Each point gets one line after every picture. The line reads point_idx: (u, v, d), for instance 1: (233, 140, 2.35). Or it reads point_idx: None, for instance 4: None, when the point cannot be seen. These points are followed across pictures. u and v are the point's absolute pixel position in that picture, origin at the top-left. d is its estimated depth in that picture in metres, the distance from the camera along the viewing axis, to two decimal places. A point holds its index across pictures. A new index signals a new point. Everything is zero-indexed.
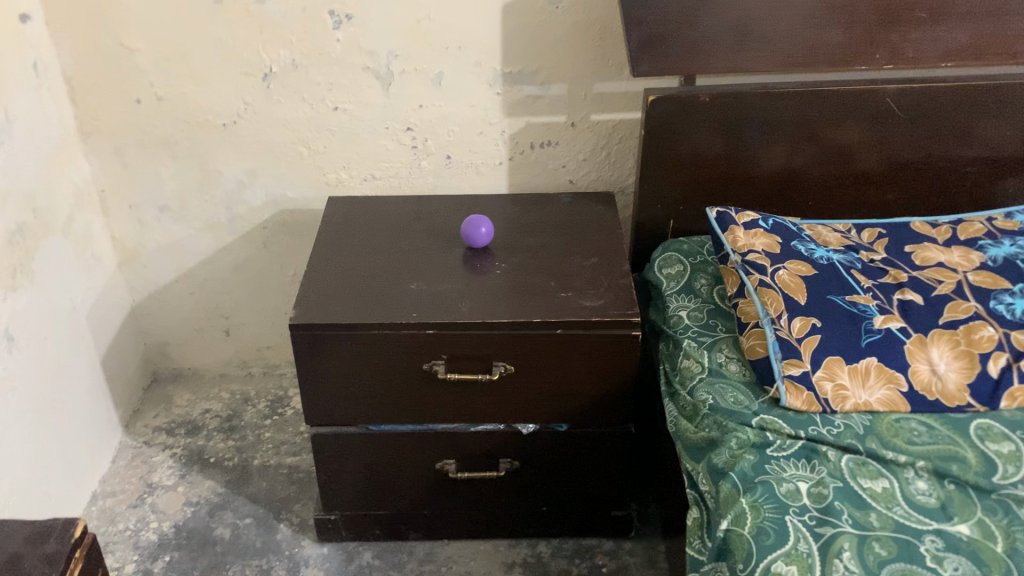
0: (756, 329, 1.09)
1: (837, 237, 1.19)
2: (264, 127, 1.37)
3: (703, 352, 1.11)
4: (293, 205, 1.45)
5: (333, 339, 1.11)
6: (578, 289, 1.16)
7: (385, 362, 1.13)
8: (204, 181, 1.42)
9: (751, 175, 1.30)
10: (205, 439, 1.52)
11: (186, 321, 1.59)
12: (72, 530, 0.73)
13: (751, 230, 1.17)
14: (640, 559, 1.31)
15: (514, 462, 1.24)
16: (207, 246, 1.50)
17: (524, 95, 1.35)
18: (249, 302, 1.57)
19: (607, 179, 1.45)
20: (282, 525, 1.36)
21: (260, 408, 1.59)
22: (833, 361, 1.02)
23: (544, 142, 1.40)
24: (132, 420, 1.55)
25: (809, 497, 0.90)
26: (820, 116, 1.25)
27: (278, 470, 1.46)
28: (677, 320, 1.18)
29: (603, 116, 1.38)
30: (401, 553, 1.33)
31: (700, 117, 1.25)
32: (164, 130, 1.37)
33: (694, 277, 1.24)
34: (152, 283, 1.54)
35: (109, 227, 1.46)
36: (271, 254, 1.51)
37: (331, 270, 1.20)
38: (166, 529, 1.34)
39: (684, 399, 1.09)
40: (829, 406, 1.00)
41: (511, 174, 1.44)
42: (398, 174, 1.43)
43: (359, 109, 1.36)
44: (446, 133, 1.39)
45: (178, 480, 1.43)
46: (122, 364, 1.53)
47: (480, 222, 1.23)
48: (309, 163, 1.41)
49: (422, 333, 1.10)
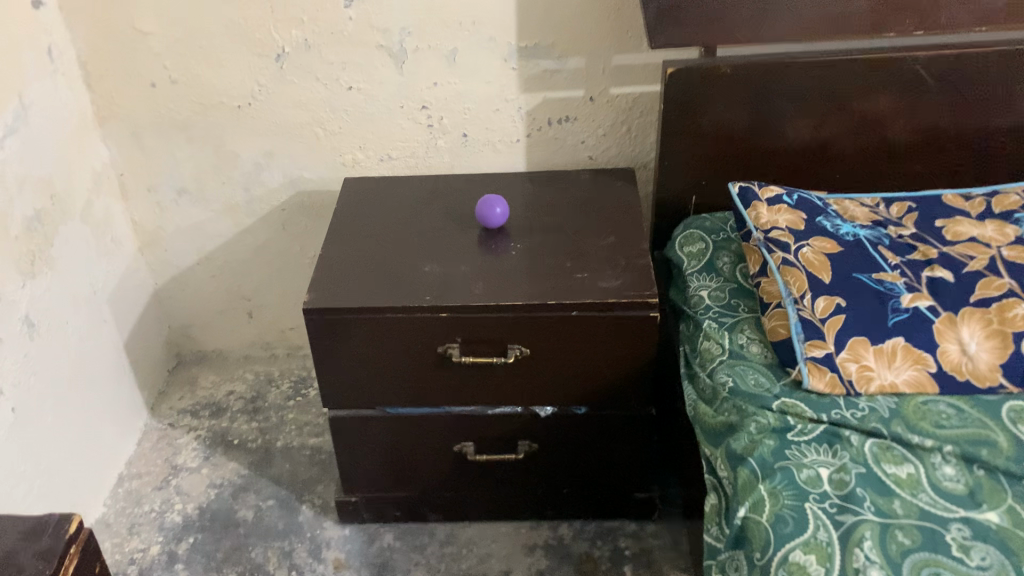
0: (778, 309, 1.05)
1: (864, 211, 1.15)
2: (279, 109, 1.36)
3: (724, 334, 1.08)
4: (311, 185, 1.44)
5: (347, 322, 1.10)
6: (594, 269, 1.13)
7: (399, 345, 1.12)
8: (221, 163, 1.41)
9: (776, 148, 1.26)
10: (229, 421, 1.53)
11: (209, 303, 1.59)
12: (66, 526, 0.73)
13: (775, 206, 1.14)
14: (664, 541, 1.30)
15: (533, 445, 1.23)
16: (227, 228, 1.49)
17: (540, 69, 1.32)
18: (269, 284, 1.57)
19: (628, 154, 1.42)
20: (304, 506, 1.37)
21: (284, 390, 1.59)
22: (858, 341, 0.99)
23: (562, 118, 1.37)
24: (158, 403, 1.56)
25: (829, 484, 0.87)
26: (847, 86, 1.20)
27: (301, 452, 1.46)
28: (698, 300, 1.14)
29: (623, 90, 1.34)
30: (422, 534, 1.32)
31: (722, 89, 1.21)
32: (180, 112, 1.36)
33: (716, 255, 1.20)
34: (173, 266, 1.54)
35: (129, 211, 1.46)
36: (290, 236, 1.50)
37: (346, 253, 1.19)
38: (190, 511, 1.35)
39: (703, 381, 1.06)
40: (853, 389, 0.97)
41: (530, 151, 1.41)
42: (414, 153, 1.41)
43: (373, 88, 1.34)
44: (462, 110, 1.36)
45: (202, 463, 1.44)
46: (146, 347, 1.54)
47: (495, 202, 1.21)
48: (324, 144, 1.40)
49: (436, 317, 1.09)
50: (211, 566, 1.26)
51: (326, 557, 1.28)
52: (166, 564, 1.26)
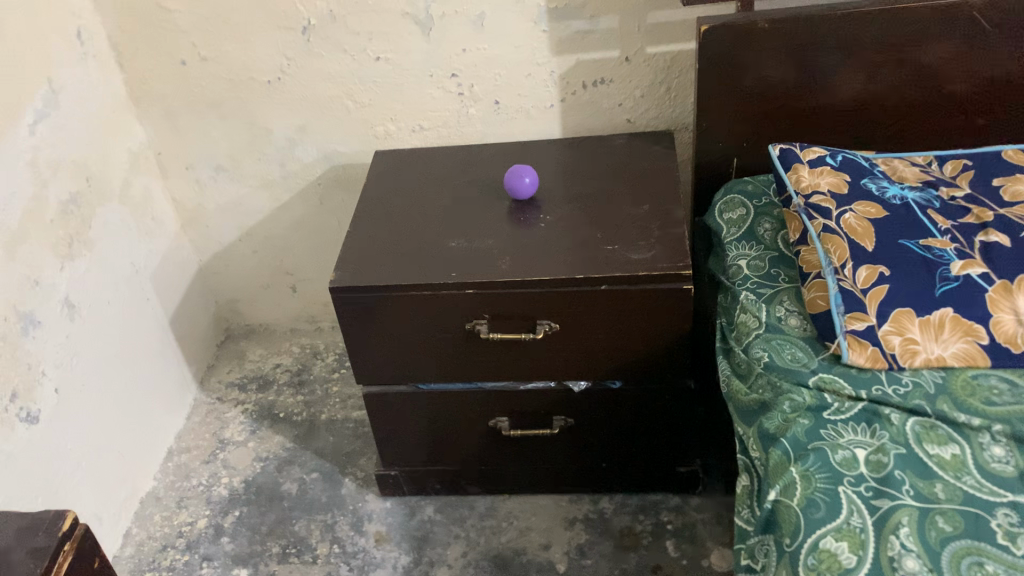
0: (817, 279, 0.99)
1: (915, 171, 1.08)
2: (309, 83, 1.34)
3: (761, 306, 1.03)
4: (345, 159, 1.43)
5: (372, 301, 1.09)
6: (626, 241, 1.10)
7: (427, 322, 1.11)
8: (255, 139, 1.41)
9: (822, 105, 1.20)
10: (275, 394, 1.54)
11: (253, 278, 1.60)
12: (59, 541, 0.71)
13: (817, 168, 1.08)
14: (708, 515, 1.26)
15: (568, 420, 1.21)
16: (266, 204, 1.49)
17: (571, 31, 1.27)
18: (311, 257, 1.57)
19: (667, 116, 1.36)
20: (347, 479, 1.37)
21: (329, 362, 1.59)
22: (902, 313, 0.93)
23: (596, 80, 1.32)
24: (207, 376, 1.59)
25: (866, 466, 0.83)
26: (895, 37, 1.12)
27: (345, 424, 1.47)
28: (736, 270, 1.09)
29: (659, 49, 1.29)
30: (462, 507, 1.32)
31: (761, 45, 1.14)
32: (210, 90, 1.36)
33: (757, 221, 1.15)
34: (215, 243, 1.55)
35: (169, 188, 1.47)
36: (327, 211, 1.50)
37: (375, 229, 1.17)
38: (237, 484, 1.38)
39: (738, 356, 1.01)
40: (896, 363, 0.92)
41: (565, 116, 1.37)
42: (446, 123, 1.38)
43: (401, 57, 1.31)
44: (492, 77, 1.33)
45: (248, 436, 1.46)
46: (193, 323, 1.56)
47: (523, 172, 1.18)
48: (356, 116, 1.38)
49: (462, 293, 1.08)
50: (256, 539, 1.29)
51: (368, 530, 1.29)
52: (213, 537, 1.29)
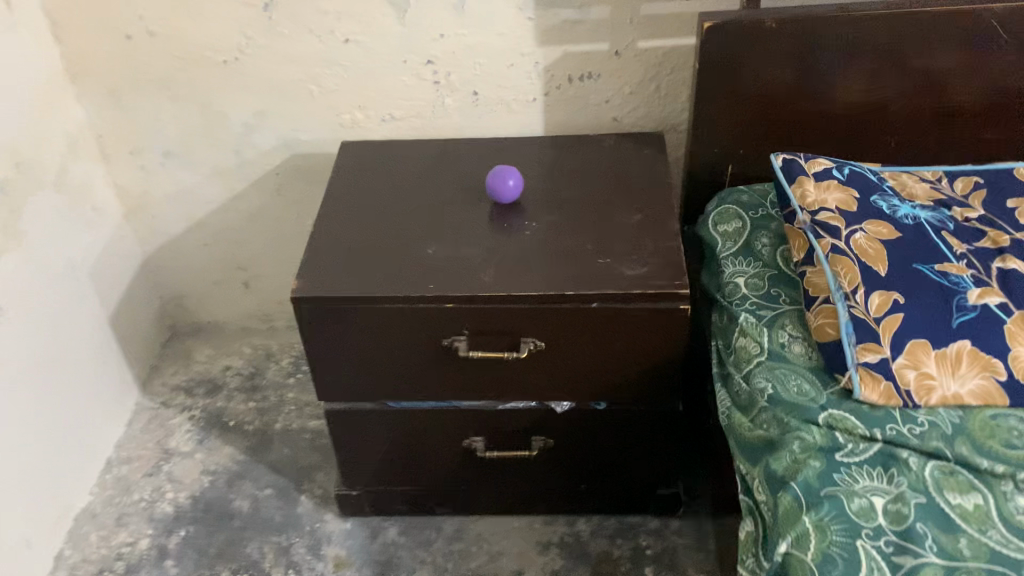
0: (825, 304, 0.92)
1: (924, 188, 1.02)
2: (270, 64, 1.23)
3: (762, 330, 0.95)
4: (307, 148, 1.31)
5: (341, 312, 1.00)
6: (619, 253, 1.02)
7: (401, 336, 1.02)
8: (208, 124, 1.29)
9: (824, 112, 1.12)
10: (225, 400, 1.43)
11: (203, 273, 1.47)
12: None
13: (823, 182, 1.00)
14: (689, 540, 1.20)
15: (548, 441, 1.12)
16: (218, 194, 1.37)
17: (560, 20, 1.18)
18: (266, 253, 1.45)
19: (656, 115, 1.28)
20: (303, 497, 1.27)
21: (283, 366, 1.48)
22: (917, 345, 0.87)
23: (584, 74, 1.23)
24: (150, 378, 1.46)
25: (885, 517, 0.76)
26: (907, 42, 1.06)
27: (301, 435, 1.36)
28: (733, 288, 1.02)
29: (651, 43, 1.20)
30: (429, 529, 1.23)
31: (765, 45, 1.06)
32: (159, 68, 1.23)
33: (754, 236, 1.07)
34: (162, 235, 1.42)
35: (111, 174, 1.34)
36: (286, 203, 1.38)
37: (343, 232, 1.07)
38: (183, 501, 1.27)
39: (738, 385, 0.93)
40: (911, 400, 0.85)
41: (548, 111, 1.27)
42: (419, 113, 1.28)
43: (373, 41, 1.20)
44: (472, 66, 1.23)
45: (196, 447, 1.35)
46: (136, 321, 1.44)
47: (507, 174, 1.09)
48: (321, 103, 1.27)
49: (441, 307, 0.99)
50: (203, 562, 1.18)
51: (326, 553, 1.20)
52: (156, 560, 1.19)
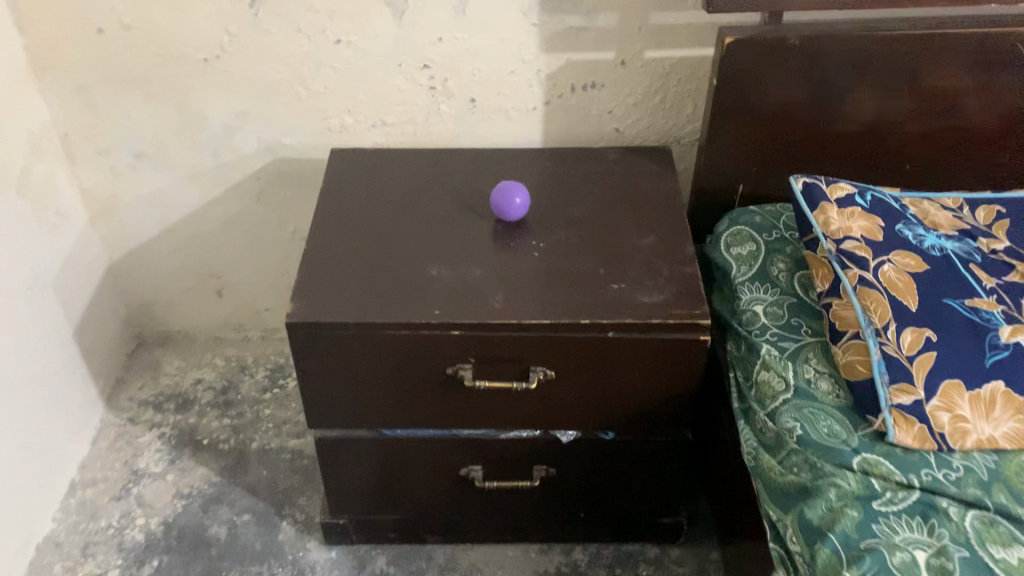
0: (854, 341, 0.88)
1: (947, 217, 0.98)
2: (254, 63, 1.14)
3: (786, 364, 0.91)
4: (291, 152, 1.24)
5: (339, 338, 0.93)
6: (633, 278, 0.97)
7: (402, 364, 0.96)
8: (185, 124, 1.20)
9: (841, 132, 1.08)
10: (196, 416, 1.34)
11: (173, 280, 1.38)
12: None
13: (846, 208, 0.96)
14: (690, 570, 1.16)
15: (550, 470, 1.07)
16: (193, 198, 1.28)
17: (565, 26, 1.12)
18: (242, 260, 1.36)
19: (660, 128, 1.23)
20: (285, 523, 1.20)
21: (259, 379, 1.40)
22: (951, 386, 0.84)
23: (587, 84, 1.17)
24: (115, 392, 1.37)
25: (928, 571, 0.73)
26: (930, 64, 1.02)
27: (280, 456, 1.29)
28: (751, 317, 0.97)
29: (659, 53, 1.15)
30: (419, 558, 1.17)
31: (786, 63, 1.02)
32: (132, 64, 1.14)
33: (769, 260, 1.03)
34: (130, 239, 1.33)
35: (76, 176, 1.25)
36: (266, 208, 1.30)
37: (338, 251, 1.00)
38: (154, 527, 1.19)
39: (763, 423, 0.90)
40: (945, 444, 0.81)
41: (548, 120, 1.21)
42: (412, 119, 1.21)
43: (366, 42, 1.13)
44: (470, 71, 1.16)
45: (167, 467, 1.27)
46: (99, 332, 1.34)
47: (513, 190, 1.03)
48: (307, 105, 1.19)
49: (447, 334, 0.93)
50: None
51: None
52: None
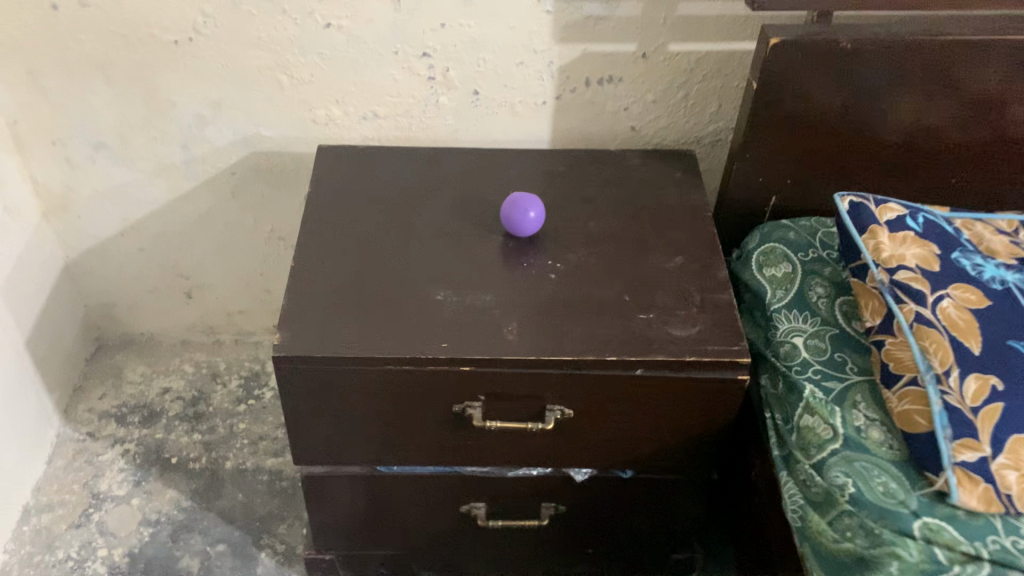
0: (911, 387, 0.79)
1: (1004, 243, 0.90)
2: (231, 48, 1.02)
3: (833, 408, 0.82)
4: (271, 146, 1.11)
5: (331, 373, 0.83)
6: (663, 307, 0.87)
7: (402, 401, 0.86)
8: (152, 113, 1.07)
9: (881, 142, 0.98)
10: (164, 431, 1.23)
11: (137, 280, 1.26)
12: None
13: (898, 233, 0.87)
14: None
15: (560, 507, 0.98)
16: (161, 193, 1.16)
17: (583, 15, 1.00)
18: (214, 259, 1.24)
19: (680, 126, 1.12)
20: (263, 555, 1.10)
21: (232, 389, 1.29)
22: (1019, 441, 0.74)
23: (603, 78, 1.06)
24: (73, 403, 1.25)
25: None
26: (989, 73, 0.92)
27: (257, 477, 1.18)
28: (790, 351, 0.88)
29: (685, 47, 1.03)
30: None
31: (834, 68, 0.91)
32: (92, 45, 1.01)
33: (807, 284, 0.93)
34: (90, 236, 1.20)
35: (28, 168, 1.12)
36: (242, 206, 1.18)
37: (329, 272, 0.89)
38: (118, 560, 1.08)
39: (808, 476, 0.81)
40: (1013, 507, 0.72)
41: (558, 117, 1.10)
42: (408, 112, 1.09)
43: (359, 27, 1.00)
44: (474, 62, 1.04)
45: (132, 490, 1.16)
46: (55, 338, 1.22)
47: (526, 203, 0.92)
48: (291, 95, 1.06)
49: (455, 370, 0.83)
50: None
51: None
52: None
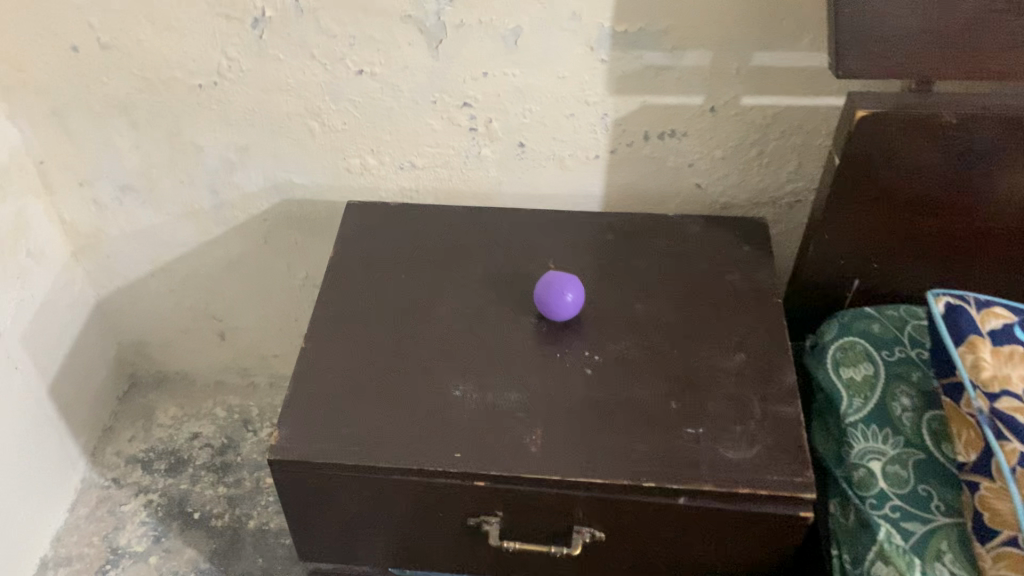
0: (1010, 549, 0.65)
1: None
2: (258, 94, 0.94)
3: (913, 560, 0.69)
4: (302, 193, 1.03)
5: (333, 478, 0.74)
6: (715, 419, 0.75)
7: (411, 510, 0.77)
8: (178, 157, 1.01)
9: (991, 226, 0.82)
10: (189, 482, 1.18)
11: (170, 320, 1.21)
12: None
13: (1004, 347, 0.73)
14: None
15: None
16: (190, 236, 1.10)
17: (643, 65, 0.88)
18: (248, 303, 1.18)
19: (752, 185, 0.99)
20: None
21: (262, 438, 1.23)
22: None
23: (665, 132, 0.94)
24: (101, 445, 1.21)
25: None
26: None
27: (279, 540, 1.12)
28: (865, 479, 0.75)
29: (760, 100, 0.90)
30: None
31: (934, 144, 0.77)
32: (114, 88, 0.94)
33: (891, 393, 0.80)
34: (119, 276, 1.15)
35: (55, 208, 1.06)
36: (273, 252, 1.11)
37: (340, 356, 0.80)
38: None
39: None
40: None
41: (613, 172, 0.98)
42: (447, 163, 0.99)
43: (394, 74, 0.91)
44: (520, 113, 0.93)
45: (151, 547, 1.11)
46: (84, 378, 1.18)
47: (562, 285, 0.81)
48: (322, 143, 0.98)
49: (469, 485, 0.73)
50: None
51: None
52: None
